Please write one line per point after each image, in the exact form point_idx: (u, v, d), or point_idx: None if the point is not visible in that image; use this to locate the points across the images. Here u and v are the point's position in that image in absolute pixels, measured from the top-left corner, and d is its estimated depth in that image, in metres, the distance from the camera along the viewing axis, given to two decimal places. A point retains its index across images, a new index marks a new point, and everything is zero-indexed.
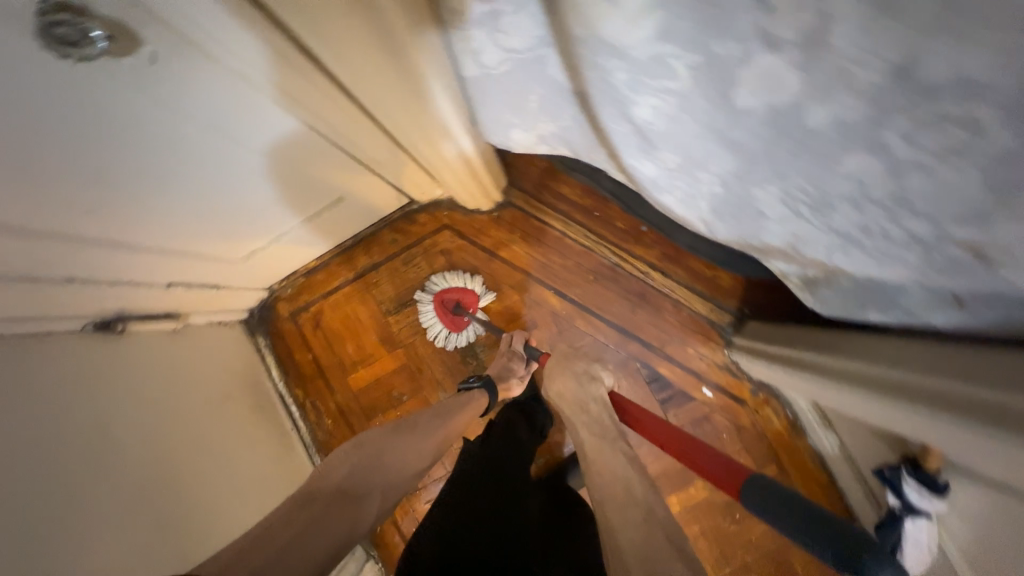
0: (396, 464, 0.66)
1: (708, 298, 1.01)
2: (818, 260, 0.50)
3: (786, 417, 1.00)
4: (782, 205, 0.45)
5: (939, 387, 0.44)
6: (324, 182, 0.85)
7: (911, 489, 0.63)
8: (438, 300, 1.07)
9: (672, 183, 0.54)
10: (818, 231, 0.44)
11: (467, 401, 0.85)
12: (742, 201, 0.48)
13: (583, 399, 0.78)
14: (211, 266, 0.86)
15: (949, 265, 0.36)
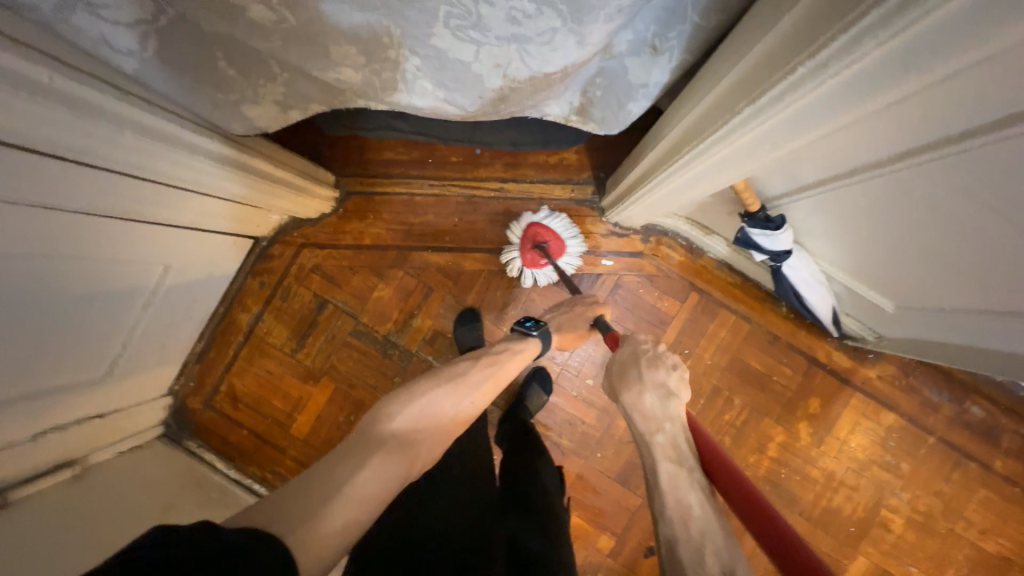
0: (450, 407, 0.68)
1: (562, 181, 1.04)
2: (530, 78, 0.50)
3: (683, 247, 1.04)
4: (460, 41, 0.45)
5: (743, 84, 0.43)
6: (144, 257, 0.77)
7: (757, 235, 0.67)
8: (529, 232, 1.01)
9: (388, 80, 0.52)
10: (498, 46, 0.44)
11: (524, 346, 0.83)
12: (430, 55, 0.48)
13: (660, 416, 0.57)
14: (76, 395, 0.82)
15: (572, 5, 0.38)
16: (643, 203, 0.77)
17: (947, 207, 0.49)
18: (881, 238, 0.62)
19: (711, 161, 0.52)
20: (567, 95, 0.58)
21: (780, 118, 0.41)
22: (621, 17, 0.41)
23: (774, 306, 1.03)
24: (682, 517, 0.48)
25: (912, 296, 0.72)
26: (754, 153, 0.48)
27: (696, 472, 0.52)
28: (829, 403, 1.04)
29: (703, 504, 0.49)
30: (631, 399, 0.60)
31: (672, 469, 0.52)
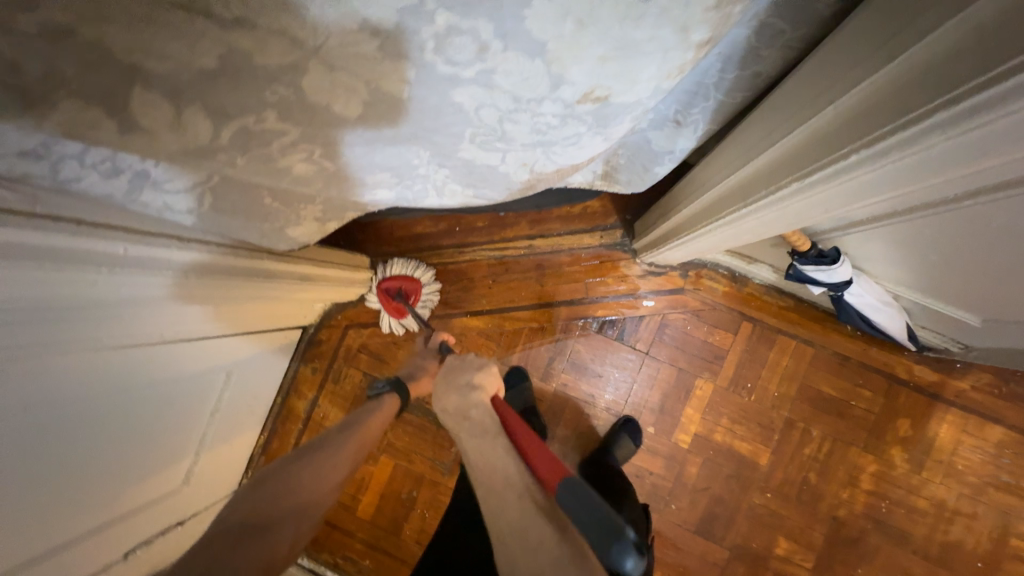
0: (312, 482, 0.63)
1: (590, 229, 1.04)
2: (557, 168, 0.50)
3: (725, 276, 1.00)
4: (487, 151, 0.46)
5: (791, 144, 0.40)
6: (204, 364, 0.81)
7: (814, 272, 0.63)
8: (381, 287, 1.03)
9: (419, 190, 0.54)
10: (524, 151, 0.45)
11: (382, 402, 0.81)
12: (458, 163, 0.49)
13: (463, 408, 0.62)
14: (157, 509, 0.84)
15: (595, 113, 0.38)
16: (681, 245, 0.75)
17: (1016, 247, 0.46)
18: (949, 265, 0.58)
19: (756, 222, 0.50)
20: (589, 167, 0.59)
21: (828, 194, 0.39)
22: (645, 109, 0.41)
23: (837, 325, 0.96)
24: (486, 477, 0.53)
25: (994, 312, 0.66)
26: (802, 215, 0.46)
27: (499, 435, 0.57)
28: (922, 422, 0.94)
29: (507, 450, 0.55)
30: (442, 400, 0.65)
31: (476, 441, 0.57)
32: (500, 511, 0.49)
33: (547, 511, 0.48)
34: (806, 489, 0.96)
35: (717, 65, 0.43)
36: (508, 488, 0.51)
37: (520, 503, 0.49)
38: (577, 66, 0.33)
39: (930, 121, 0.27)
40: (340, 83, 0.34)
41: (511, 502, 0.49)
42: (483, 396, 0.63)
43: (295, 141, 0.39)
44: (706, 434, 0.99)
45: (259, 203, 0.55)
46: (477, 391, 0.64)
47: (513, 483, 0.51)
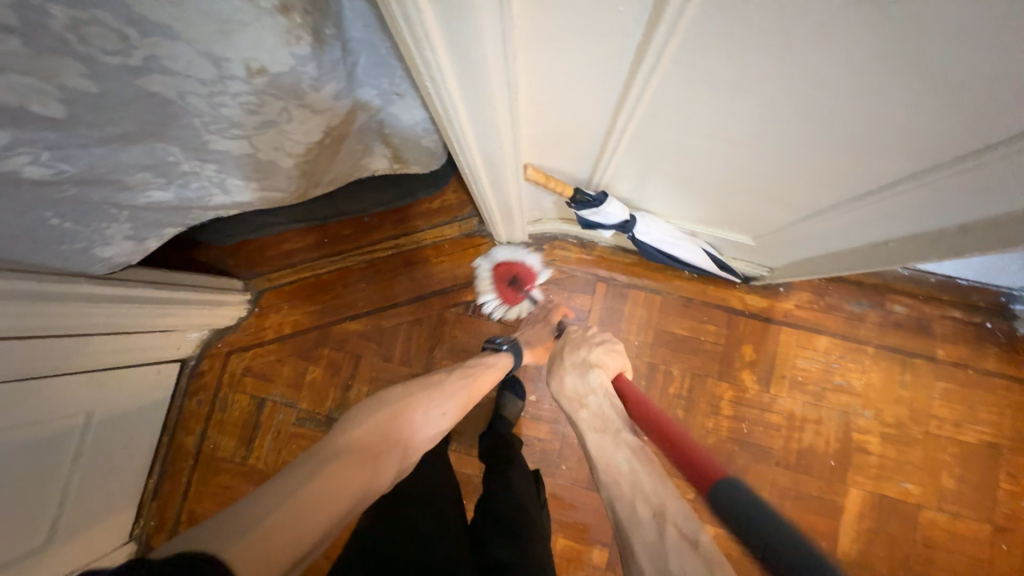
0: (426, 416, 0.68)
1: (448, 221, 1.12)
2: (309, 148, 0.57)
3: (575, 244, 1.10)
4: (229, 139, 0.52)
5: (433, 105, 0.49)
6: (62, 409, 0.81)
7: (587, 215, 0.74)
8: (497, 269, 1.09)
9: (200, 187, 0.59)
10: (261, 134, 0.52)
11: (495, 359, 0.86)
12: (215, 155, 0.55)
13: (582, 393, 0.69)
14: (24, 568, 0.80)
15: (273, 84, 0.46)
16: (493, 211, 0.84)
17: (694, 130, 0.54)
18: (688, 175, 0.66)
19: (480, 158, 0.54)
20: (365, 152, 0.66)
21: (473, 121, 0.44)
22: (329, 77, 0.49)
23: (675, 272, 1.07)
24: (614, 477, 0.53)
25: (761, 219, 0.76)
26: (500, 152, 0.52)
27: (620, 431, 0.59)
28: (762, 345, 1.05)
29: (631, 455, 0.55)
30: (560, 386, 0.73)
31: (600, 435, 0.59)
32: (634, 526, 0.48)
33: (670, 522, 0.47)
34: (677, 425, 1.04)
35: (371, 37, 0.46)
36: (641, 501, 0.50)
37: (659, 529, 0.47)
38: (217, 43, 0.40)
39: (421, 59, 0.35)
40: (24, 88, 0.38)
41: (646, 518, 0.48)
42: (599, 381, 0.71)
43: (9, 145, 0.42)
44: None
45: (40, 226, 0.57)
46: (595, 372, 0.73)
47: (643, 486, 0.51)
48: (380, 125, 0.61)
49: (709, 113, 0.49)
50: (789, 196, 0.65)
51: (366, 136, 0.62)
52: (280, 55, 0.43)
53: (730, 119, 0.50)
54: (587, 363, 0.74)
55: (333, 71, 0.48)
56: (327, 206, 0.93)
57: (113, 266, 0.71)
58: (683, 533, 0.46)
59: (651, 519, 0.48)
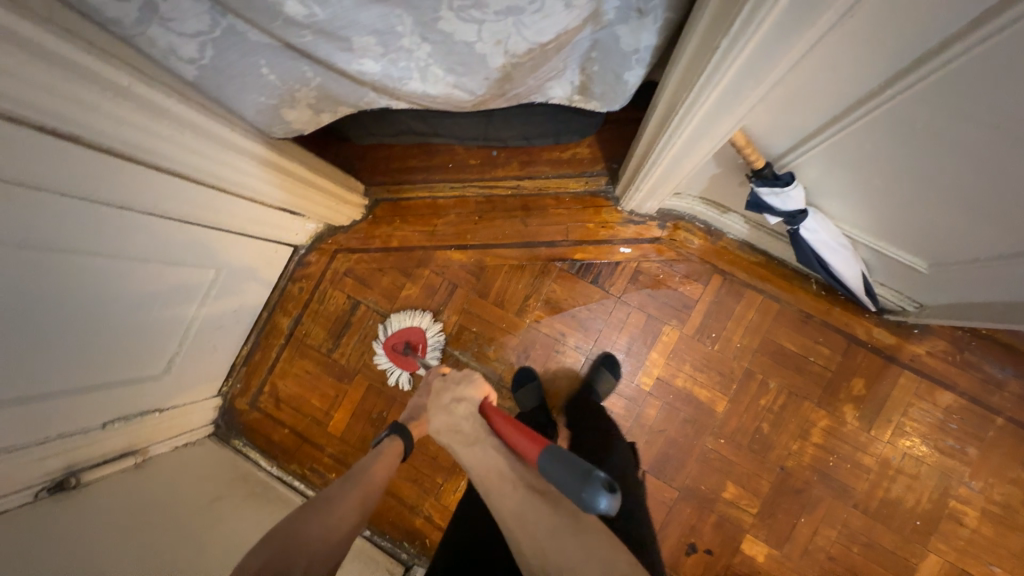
0: (323, 533, 0.63)
1: (576, 174, 1.08)
2: (531, 51, 0.55)
3: (701, 230, 1.04)
4: (464, 22, 0.51)
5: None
6: (201, 259, 0.86)
7: (765, 194, 0.68)
8: (388, 346, 1.09)
9: (404, 68, 0.58)
10: (497, 22, 0.51)
11: (381, 450, 0.79)
12: (441, 39, 0.54)
13: (452, 420, 0.69)
14: (136, 390, 0.90)
15: None
16: (652, 168, 0.79)
17: (977, 120, 0.46)
18: (908, 175, 0.59)
19: (725, 82, 0.49)
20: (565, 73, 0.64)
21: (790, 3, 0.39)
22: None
23: (803, 283, 1.00)
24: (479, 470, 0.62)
25: (955, 246, 0.68)
26: (764, 73, 0.46)
27: (481, 438, 0.65)
28: (875, 382, 0.98)
29: (492, 452, 0.63)
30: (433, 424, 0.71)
31: (470, 449, 0.65)
32: (502, 503, 0.59)
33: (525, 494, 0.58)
34: (758, 438, 1.00)
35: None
36: (499, 480, 0.60)
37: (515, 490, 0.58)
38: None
39: None
40: None
41: (508, 490, 0.59)
42: (471, 408, 0.70)
43: None
44: (669, 378, 1.03)
45: (255, 72, 0.60)
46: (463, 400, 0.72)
47: (502, 474, 0.60)
48: (593, 46, 0.58)
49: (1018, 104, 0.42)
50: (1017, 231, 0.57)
51: (579, 55, 0.60)
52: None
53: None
54: (454, 392, 0.72)
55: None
56: (474, 126, 0.92)
57: (290, 133, 0.73)
58: (533, 489, 0.59)
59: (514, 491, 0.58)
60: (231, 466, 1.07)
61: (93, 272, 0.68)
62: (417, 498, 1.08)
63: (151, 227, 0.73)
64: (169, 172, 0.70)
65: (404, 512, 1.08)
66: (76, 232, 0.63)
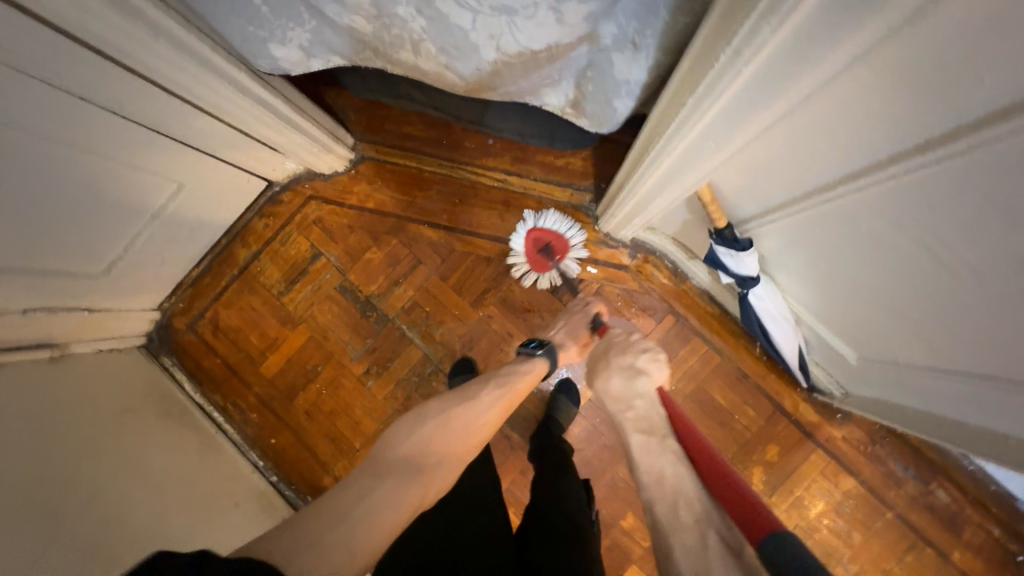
0: (466, 430, 0.72)
1: (564, 184, 1.08)
2: (521, 54, 0.55)
3: (669, 268, 1.06)
4: (460, 7, 0.50)
5: (698, 61, 0.46)
6: (162, 170, 0.84)
7: (723, 253, 0.69)
8: (530, 237, 1.06)
9: (396, 35, 0.57)
10: (491, 16, 0.50)
11: (530, 364, 0.85)
12: (435, 17, 0.53)
13: (628, 397, 0.72)
14: (71, 284, 0.88)
15: None
16: (627, 199, 0.80)
17: (911, 231, 0.49)
18: (851, 265, 0.61)
19: (696, 130, 0.49)
20: (564, 86, 0.64)
21: (765, 67, 0.39)
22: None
23: (748, 344, 1.02)
24: (657, 480, 0.57)
25: (880, 344, 0.70)
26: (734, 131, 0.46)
27: (666, 437, 0.62)
28: (788, 453, 1.01)
29: (674, 463, 0.58)
30: (606, 385, 0.76)
31: (644, 440, 0.64)
32: (674, 528, 0.52)
33: (715, 543, 0.49)
34: None
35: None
36: (682, 504, 0.54)
37: (700, 533, 0.51)
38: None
39: None
40: None
41: (686, 522, 0.52)
42: (649, 388, 0.73)
43: None
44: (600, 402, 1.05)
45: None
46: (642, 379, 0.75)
47: (688, 499, 0.54)
48: (590, 65, 0.58)
49: (950, 223, 0.44)
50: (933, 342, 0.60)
51: (571, 70, 0.59)
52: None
53: (968, 239, 0.44)
54: (635, 367, 0.76)
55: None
56: (472, 110, 0.90)
57: (281, 72, 0.72)
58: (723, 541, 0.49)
59: (689, 524, 0.52)
60: (154, 383, 1.06)
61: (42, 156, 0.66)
62: (331, 456, 1.09)
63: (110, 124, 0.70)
64: (142, 76, 0.68)
65: (314, 467, 1.08)
66: (28, 108, 0.60)
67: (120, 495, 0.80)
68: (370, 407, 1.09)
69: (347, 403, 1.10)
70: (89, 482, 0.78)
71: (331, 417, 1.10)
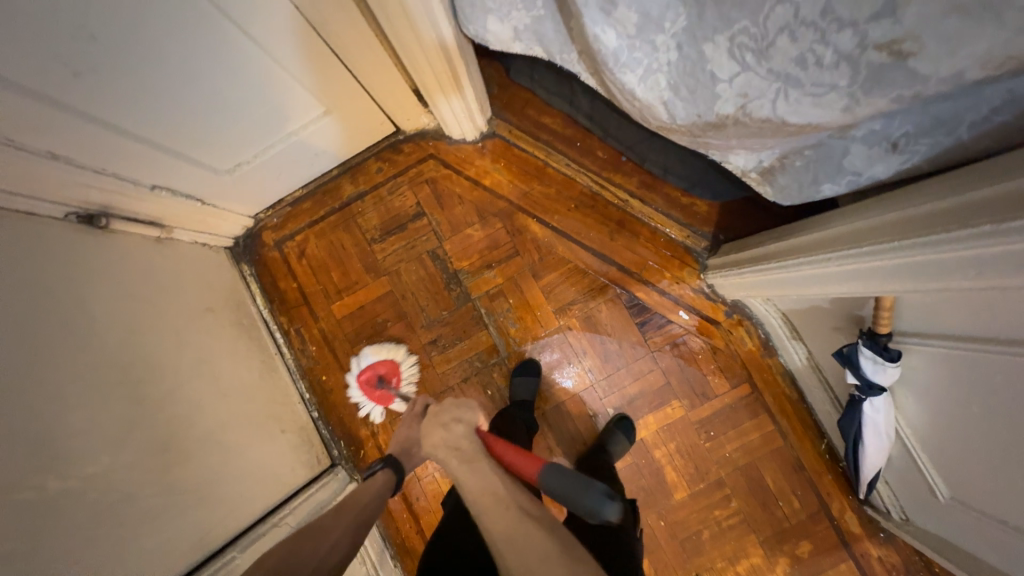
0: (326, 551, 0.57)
1: (684, 224, 1.06)
2: (765, 122, 0.52)
3: (759, 339, 1.04)
4: (730, 58, 0.48)
5: (980, 197, 0.42)
6: (319, 87, 0.85)
7: (867, 358, 0.68)
8: (360, 380, 1.07)
9: (635, 58, 0.56)
10: (762, 79, 0.47)
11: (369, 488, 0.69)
12: (696, 61, 0.51)
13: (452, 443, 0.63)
14: (198, 176, 0.88)
15: (872, 76, 0.41)
16: (767, 271, 0.77)
17: None
18: (1006, 418, 0.57)
19: (944, 257, 0.45)
20: (777, 160, 0.63)
21: None
22: (902, 103, 0.42)
23: (815, 438, 1.01)
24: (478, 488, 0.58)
25: (989, 495, 0.66)
26: (989, 276, 0.42)
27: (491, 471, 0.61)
28: (819, 554, 1.00)
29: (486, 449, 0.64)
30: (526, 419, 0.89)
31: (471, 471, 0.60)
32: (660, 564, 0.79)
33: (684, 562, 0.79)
34: (693, 539, 1.02)
35: (995, 104, 0.40)
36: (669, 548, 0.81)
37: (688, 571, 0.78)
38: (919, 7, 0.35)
39: None
40: None
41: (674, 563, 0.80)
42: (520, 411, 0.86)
43: None
44: (650, 445, 1.05)
45: None
46: None
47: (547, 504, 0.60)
48: (815, 145, 0.56)
49: None
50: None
51: (795, 149, 0.59)
52: (942, 61, 0.37)
53: None
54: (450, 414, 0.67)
55: (929, 98, 0.41)
56: (632, 134, 0.89)
57: (485, 45, 0.74)
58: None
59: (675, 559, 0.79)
60: (232, 287, 1.06)
61: (216, 36, 0.65)
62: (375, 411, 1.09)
63: (284, 17, 0.69)
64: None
65: (356, 415, 1.09)
66: None
67: (191, 402, 0.80)
68: (428, 378, 1.09)
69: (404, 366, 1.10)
70: (167, 382, 0.77)
71: None
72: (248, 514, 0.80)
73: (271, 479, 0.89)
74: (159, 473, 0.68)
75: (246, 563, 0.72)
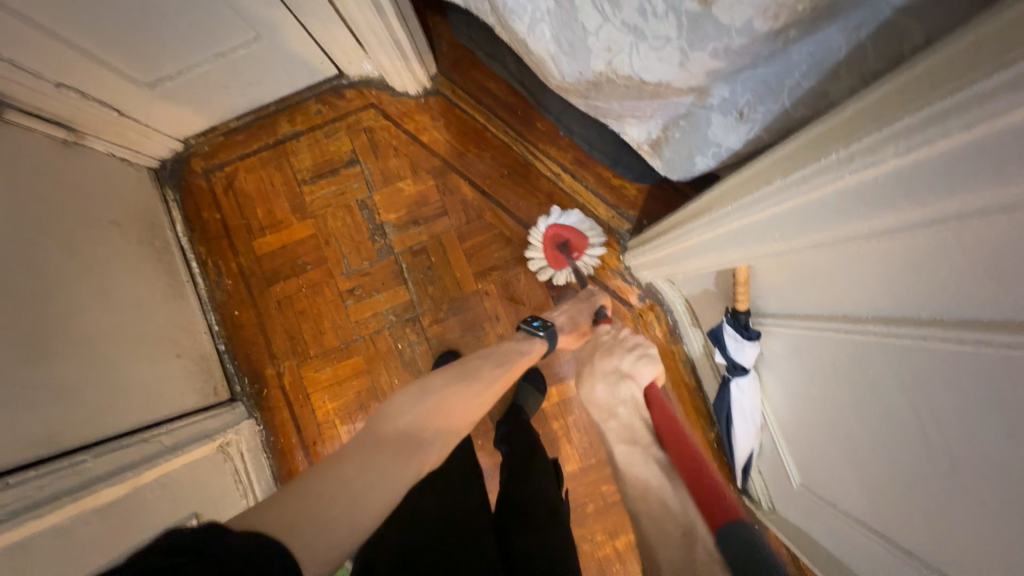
0: (465, 407, 0.68)
1: (611, 204, 1.07)
2: (631, 80, 0.54)
3: (668, 325, 1.06)
4: (592, 7, 0.48)
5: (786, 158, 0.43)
6: (249, 12, 0.83)
7: (730, 335, 0.74)
8: (548, 236, 1.05)
9: (521, 4, 0.55)
10: (618, 30, 0.48)
11: (531, 346, 0.85)
12: (568, 10, 0.51)
13: (611, 405, 0.75)
14: (117, 83, 0.87)
15: (695, 32, 0.44)
16: (661, 246, 0.79)
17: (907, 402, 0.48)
18: (841, 396, 0.60)
19: (773, 213, 0.47)
20: (661, 134, 0.64)
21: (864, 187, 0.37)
22: (721, 59, 0.47)
23: (706, 426, 1.04)
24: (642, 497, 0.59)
25: (819, 479, 0.70)
26: None
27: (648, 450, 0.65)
28: None
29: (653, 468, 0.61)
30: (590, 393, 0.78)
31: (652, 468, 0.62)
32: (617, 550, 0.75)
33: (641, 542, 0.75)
34: (577, 511, 1.04)
35: (803, 67, 0.47)
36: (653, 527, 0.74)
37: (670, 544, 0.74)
38: None
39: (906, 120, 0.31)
40: None
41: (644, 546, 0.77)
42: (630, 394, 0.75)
43: None
44: (549, 415, 1.06)
45: None
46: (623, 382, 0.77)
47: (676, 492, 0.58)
48: (686, 115, 0.58)
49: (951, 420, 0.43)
50: (867, 500, 0.59)
51: (669, 117, 0.60)
52: (736, 11, 0.41)
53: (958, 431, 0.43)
54: (620, 373, 0.78)
55: (742, 59, 0.47)
56: (554, 103, 0.89)
57: None
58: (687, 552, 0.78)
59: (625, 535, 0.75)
60: (150, 208, 1.04)
61: None
62: (283, 351, 1.09)
63: None
64: None
65: (263, 353, 1.09)
66: None
67: (75, 304, 0.79)
68: (341, 326, 1.09)
69: (319, 310, 1.09)
70: (50, 278, 0.76)
71: (299, 316, 1.09)
72: (114, 425, 0.80)
73: (153, 398, 0.88)
74: (20, 361, 0.67)
75: (97, 469, 0.72)
